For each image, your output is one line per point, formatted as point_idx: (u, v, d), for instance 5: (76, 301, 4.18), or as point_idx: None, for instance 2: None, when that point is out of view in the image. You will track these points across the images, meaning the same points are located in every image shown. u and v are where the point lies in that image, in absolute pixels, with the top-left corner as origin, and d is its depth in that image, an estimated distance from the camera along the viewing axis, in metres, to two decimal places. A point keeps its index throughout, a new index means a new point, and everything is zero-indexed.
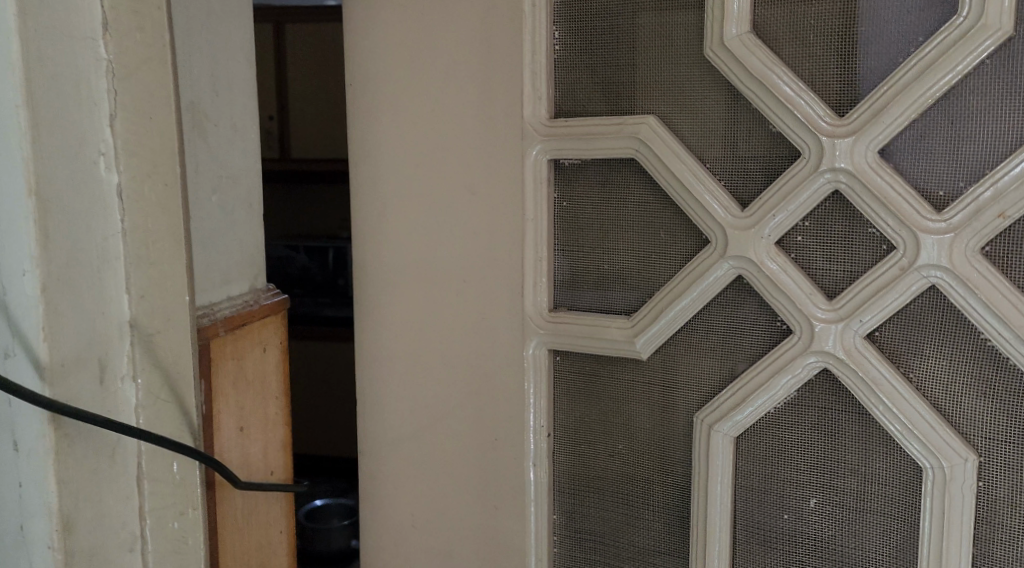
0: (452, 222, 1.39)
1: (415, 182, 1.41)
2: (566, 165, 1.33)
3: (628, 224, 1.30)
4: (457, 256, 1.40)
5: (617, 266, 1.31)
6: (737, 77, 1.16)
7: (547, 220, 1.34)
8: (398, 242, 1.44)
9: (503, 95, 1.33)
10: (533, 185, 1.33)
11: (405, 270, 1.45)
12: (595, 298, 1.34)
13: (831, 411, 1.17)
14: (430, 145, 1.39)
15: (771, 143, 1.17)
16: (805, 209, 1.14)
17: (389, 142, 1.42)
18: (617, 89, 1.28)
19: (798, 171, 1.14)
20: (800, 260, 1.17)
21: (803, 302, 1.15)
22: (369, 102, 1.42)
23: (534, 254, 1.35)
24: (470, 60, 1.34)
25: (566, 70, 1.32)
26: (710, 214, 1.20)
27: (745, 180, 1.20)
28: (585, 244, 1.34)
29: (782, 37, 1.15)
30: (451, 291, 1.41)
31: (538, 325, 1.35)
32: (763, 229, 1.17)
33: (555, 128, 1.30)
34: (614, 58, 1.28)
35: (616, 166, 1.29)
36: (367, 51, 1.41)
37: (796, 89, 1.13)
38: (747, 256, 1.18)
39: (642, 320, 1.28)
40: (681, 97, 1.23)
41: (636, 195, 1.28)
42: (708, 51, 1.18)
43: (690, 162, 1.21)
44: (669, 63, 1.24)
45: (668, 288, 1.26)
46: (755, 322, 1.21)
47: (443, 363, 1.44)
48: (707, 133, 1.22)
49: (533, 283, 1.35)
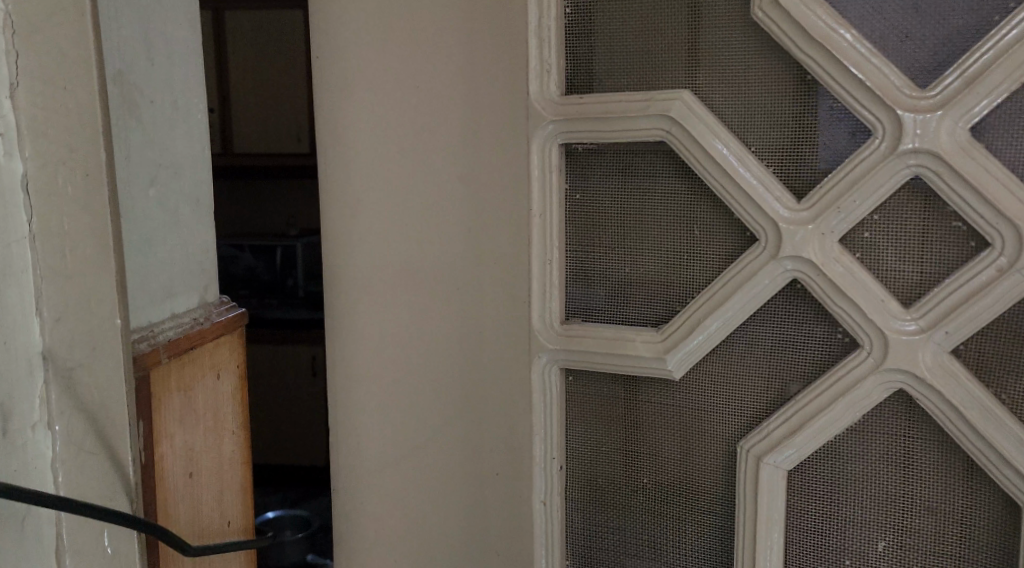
0: (442, 218, 1.17)
1: (397, 170, 1.19)
2: (578, 150, 1.13)
3: (656, 220, 1.10)
4: (447, 259, 1.18)
5: (643, 269, 1.12)
6: (791, 41, 0.97)
7: (557, 215, 1.14)
8: (376, 242, 1.21)
9: (504, 66, 1.12)
10: (540, 174, 1.13)
11: (383, 276, 1.22)
12: (615, 307, 1.14)
13: (905, 439, 0.99)
14: (415, 127, 1.17)
15: (830, 121, 0.98)
16: (877, 198, 0.96)
17: (365, 123, 1.19)
18: (641, 58, 1.07)
19: (868, 156, 0.95)
20: (867, 261, 0.98)
21: (874, 310, 0.96)
22: (337, 76, 1.19)
23: (542, 256, 1.14)
24: (462, 23, 1.12)
25: (579, 36, 1.11)
26: (759, 206, 1.01)
27: (799, 166, 1.01)
28: (603, 243, 1.14)
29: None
30: (440, 301, 1.19)
31: (547, 340, 1.15)
32: (824, 224, 0.98)
33: (568, 105, 1.10)
34: (638, 20, 1.07)
35: (640, 151, 1.10)
36: (336, 14, 1.18)
37: (866, 55, 0.94)
38: (804, 256, 0.99)
39: (675, 333, 1.08)
40: (720, 66, 1.03)
41: (665, 185, 1.09)
42: (756, 11, 0.99)
43: (733, 146, 1.02)
44: (705, 26, 1.04)
45: (706, 295, 1.07)
46: (811, 334, 1.02)
47: (430, 386, 1.22)
48: (751, 109, 1.02)
49: (541, 290, 1.15)
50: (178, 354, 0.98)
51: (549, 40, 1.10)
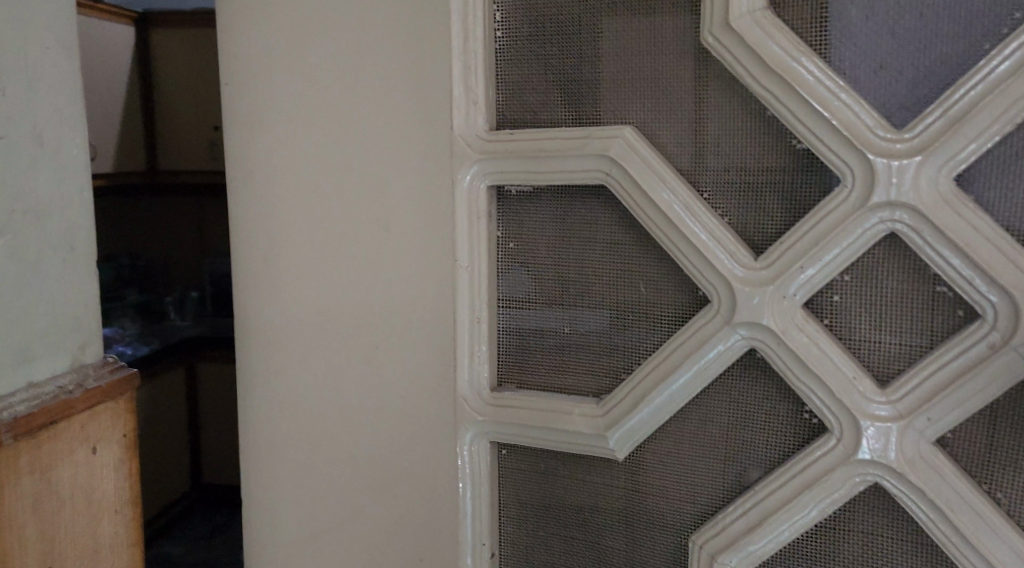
0: (359, 267, 1.03)
1: (307, 214, 1.04)
2: (511, 193, 0.98)
3: (597, 274, 0.95)
4: (364, 313, 1.03)
5: (583, 330, 0.97)
6: (745, 71, 0.82)
7: (487, 267, 0.99)
8: (286, 292, 1.07)
9: (424, 92, 0.96)
10: (467, 220, 0.98)
11: (296, 331, 1.07)
12: (552, 372, 0.99)
13: (882, 542, 0.84)
14: (328, 164, 1.02)
15: (792, 164, 0.84)
16: (847, 257, 0.81)
17: (272, 157, 1.05)
18: (579, 88, 0.93)
19: (836, 207, 0.80)
20: (836, 329, 0.83)
21: (844, 389, 0.81)
22: (243, 104, 1.05)
23: (469, 312, 1.00)
24: (378, 49, 0.98)
25: (510, 60, 0.96)
26: (710, 263, 0.86)
27: (757, 216, 0.86)
28: (539, 299, 0.99)
29: (814, 13, 0.81)
30: (357, 360, 1.05)
31: (475, 408, 1.00)
32: (785, 285, 0.83)
33: (496, 142, 0.95)
34: (576, 43, 0.92)
35: (578, 195, 0.95)
36: (239, 32, 1.03)
37: (833, 90, 0.80)
38: (763, 323, 0.84)
39: (617, 406, 0.93)
40: (668, 99, 0.89)
41: (607, 234, 0.94)
42: (706, 36, 0.84)
43: (682, 192, 0.87)
44: (651, 53, 0.89)
45: (653, 363, 0.91)
46: (772, 413, 0.87)
47: (348, 456, 1.07)
48: (703, 149, 0.88)
49: (468, 351, 1.00)
50: (27, 431, 0.86)
51: (476, 64, 0.95)
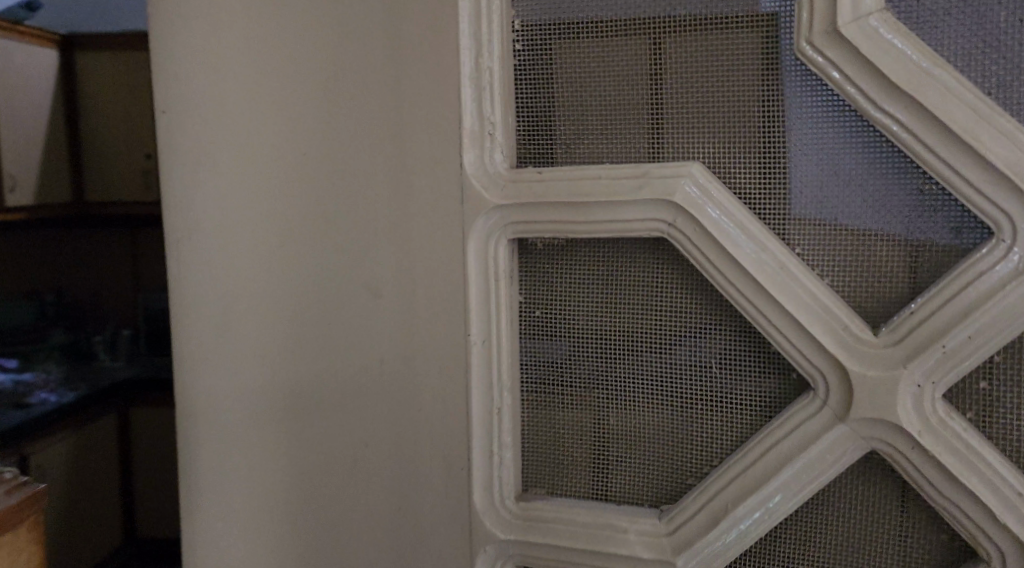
0: (340, 349, 0.78)
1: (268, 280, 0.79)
2: (536, 246, 0.76)
3: (652, 352, 0.74)
4: (347, 407, 0.79)
5: (634, 424, 0.75)
6: (861, 92, 0.63)
7: (509, 343, 0.77)
8: (241, 383, 0.81)
9: (432, 123, 0.75)
10: (481, 284, 0.75)
11: (252, 434, 0.81)
12: (595, 473, 0.77)
13: None
14: (297, 215, 0.78)
15: (917, 211, 0.65)
16: (1009, 335, 0.61)
17: (219, 206, 0.79)
18: (625, 113, 0.72)
19: (990, 270, 0.61)
20: (984, 424, 0.64)
21: (1005, 504, 0.62)
22: (182, 136, 0.79)
23: (486, 402, 0.77)
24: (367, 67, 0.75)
25: (531, 80, 0.74)
26: (815, 341, 0.66)
27: (870, 277, 0.66)
28: (574, 382, 0.77)
29: (943, 17, 0.62)
30: (341, 469, 0.80)
31: (496, 525, 0.77)
32: (920, 370, 0.63)
33: (520, 183, 0.73)
34: (618, 55, 0.71)
35: (627, 251, 0.73)
36: (175, 45, 0.78)
37: (985, 113, 0.60)
38: (894, 421, 0.64)
39: (686, 523, 0.72)
40: (744, 126, 0.68)
41: (665, 301, 0.73)
42: (802, 49, 0.64)
43: (773, 250, 0.67)
44: (722, 69, 0.69)
45: (734, 467, 0.70)
46: (901, 534, 0.67)
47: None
48: (795, 190, 0.68)
49: (485, 453, 0.77)
50: None
51: (491, 85, 0.73)
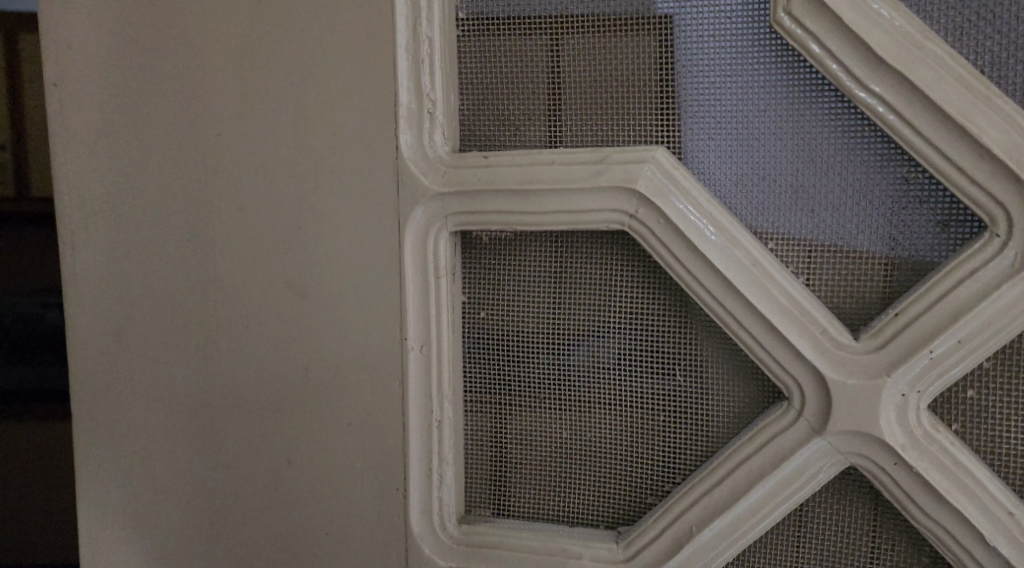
0: (260, 357, 0.69)
1: (176, 276, 0.69)
2: (481, 240, 0.68)
3: (608, 358, 0.66)
4: (268, 422, 0.69)
5: (588, 438, 0.68)
6: (843, 70, 0.56)
7: (451, 347, 0.68)
8: (147, 397, 0.71)
9: (363, 98, 0.65)
10: (421, 284, 0.67)
11: (160, 454, 0.71)
12: (544, 494, 0.69)
13: None
14: (211, 201, 0.68)
15: (900, 203, 0.59)
16: (1001, 338, 0.55)
17: (118, 194, 0.69)
18: (578, 92, 0.64)
19: (981, 266, 0.56)
20: (972, 437, 0.59)
21: (994, 525, 0.57)
22: (77, 115, 0.69)
23: (424, 414, 0.68)
24: (293, 34, 0.65)
25: (474, 53, 0.66)
26: (792, 347, 0.59)
27: (848, 275, 0.60)
28: (521, 392, 0.68)
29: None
30: (260, 493, 0.70)
31: (435, 552, 0.68)
32: (905, 379, 0.57)
33: (464, 169, 0.65)
34: (575, 27, 0.64)
35: (582, 245, 0.66)
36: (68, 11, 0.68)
37: (978, 93, 0.54)
38: (877, 435, 0.58)
39: (646, 546, 0.65)
40: (711, 107, 0.62)
41: (623, 301, 0.65)
42: (779, 21, 0.57)
43: (745, 244, 0.61)
44: (689, 45, 0.61)
45: (697, 483, 0.64)
46: (881, 558, 0.61)
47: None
48: (767, 180, 0.61)
49: (424, 472, 0.68)
50: None
51: (431, 59, 0.65)
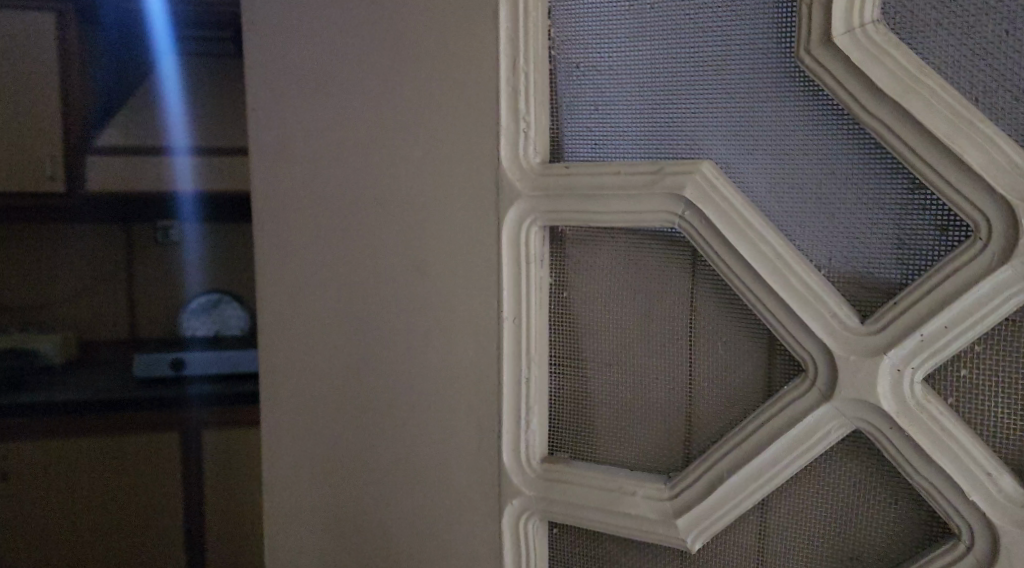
0: (393, 319, 0.90)
1: (337, 257, 0.92)
2: (565, 233, 0.83)
3: (666, 333, 0.80)
4: (399, 369, 0.90)
5: (648, 398, 0.82)
6: (850, 96, 0.67)
7: (538, 319, 0.84)
8: (317, 346, 0.95)
9: (472, 119, 0.83)
10: (514, 268, 0.83)
11: (325, 391, 0.95)
12: (613, 443, 0.84)
13: None
14: (361, 200, 0.90)
15: (907, 207, 0.67)
16: (983, 325, 0.64)
17: (299, 193, 0.93)
18: (643, 112, 0.78)
19: (965, 262, 0.64)
20: (965, 412, 0.67)
21: (974, 484, 0.65)
22: (274, 134, 0.93)
23: (515, 372, 0.84)
24: (422, 72, 0.84)
25: (563, 82, 0.81)
26: (804, 327, 0.70)
27: (861, 271, 0.70)
28: (597, 357, 0.84)
29: (936, 27, 0.65)
30: (393, 422, 0.91)
31: (522, 481, 0.85)
32: (899, 356, 0.67)
33: (550, 177, 0.80)
34: (643, 61, 0.78)
35: (645, 239, 0.79)
36: (270, 60, 0.92)
37: (963, 121, 0.63)
38: (873, 403, 0.68)
39: (686, 489, 0.78)
40: (750, 125, 0.73)
41: (679, 286, 0.79)
42: (801, 57, 0.68)
43: (772, 241, 0.72)
44: (733, 74, 0.73)
45: (732, 439, 0.76)
46: (886, 509, 0.71)
47: (383, 532, 0.93)
48: (796, 188, 0.72)
49: (514, 419, 0.85)
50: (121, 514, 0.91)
51: (526, 86, 0.80)
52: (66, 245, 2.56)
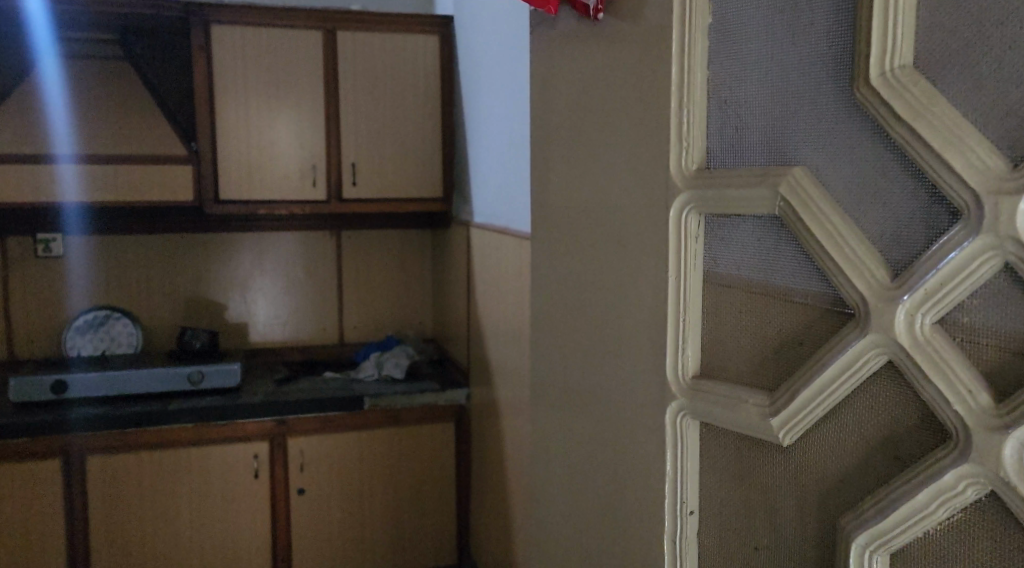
0: (607, 240, 1.28)
1: (581, 190, 1.33)
2: (717, 219, 1.14)
3: (777, 289, 1.09)
4: (607, 274, 1.28)
5: (766, 326, 1.11)
6: (883, 118, 0.94)
7: (695, 275, 1.16)
8: (567, 249, 1.37)
9: (648, 111, 1.18)
10: (677, 240, 1.16)
11: (570, 280, 1.37)
12: (747, 365, 1.13)
13: (999, 540, 0.90)
14: (594, 153, 1.29)
15: (932, 200, 0.92)
16: (968, 282, 0.88)
17: (563, 142, 1.36)
18: (762, 132, 1.08)
19: (952, 238, 0.89)
20: (966, 346, 0.91)
21: (958, 397, 0.90)
22: (553, 102, 1.38)
23: (676, 313, 1.17)
24: (625, 72, 1.21)
25: (712, 109, 1.13)
26: (852, 282, 0.98)
27: (897, 246, 0.96)
28: (739, 302, 1.13)
29: (952, 66, 0.90)
30: (604, 313, 1.30)
31: (677, 390, 1.18)
32: (910, 303, 0.93)
33: (698, 181, 1.12)
34: (765, 96, 1.08)
35: (767, 224, 1.09)
36: (554, 51, 1.37)
37: (956, 135, 0.88)
38: (893, 336, 0.94)
39: (781, 397, 1.07)
40: (830, 141, 1.01)
41: (787, 256, 1.07)
42: (855, 91, 0.97)
43: (838, 224, 1.00)
44: (821, 105, 1.02)
45: (810, 361, 1.04)
46: (913, 421, 0.96)
47: (595, 387, 1.34)
48: (856, 186, 0.99)
49: (674, 340, 1.18)
50: None
51: (687, 113, 1.13)
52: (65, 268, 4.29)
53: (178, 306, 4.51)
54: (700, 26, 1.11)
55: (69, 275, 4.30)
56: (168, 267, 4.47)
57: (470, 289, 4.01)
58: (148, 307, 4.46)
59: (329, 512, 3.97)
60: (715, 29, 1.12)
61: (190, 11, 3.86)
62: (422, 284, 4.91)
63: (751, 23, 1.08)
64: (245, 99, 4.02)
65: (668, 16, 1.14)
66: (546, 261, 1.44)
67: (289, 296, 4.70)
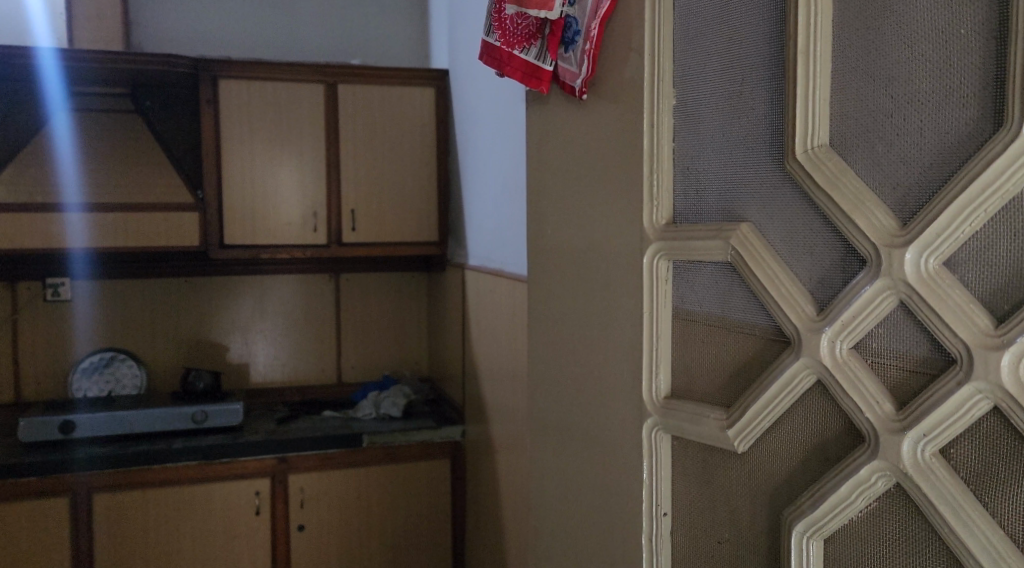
0: (589, 282, 1.51)
1: (569, 240, 1.56)
2: (682, 265, 1.38)
3: (731, 322, 1.33)
4: (590, 311, 1.51)
5: (724, 353, 1.34)
6: (807, 186, 1.19)
7: (665, 311, 1.39)
8: (557, 291, 1.60)
9: (623, 176, 1.42)
10: (649, 282, 1.40)
11: (559, 316, 1.60)
12: (709, 385, 1.36)
13: (905, 521, 1.12)
14: (579, 209, 1.53)
15: (846, 250, 1.17)
16: (874, 316, 1.12)
17: (553, 199, 1.60)
18: (716, 194, 1.33)
19: (861, 281, 1.13)
20: (875, 366, 1.14)
21: (869, 407, 1.13)
22: (544, 166, 1.62)
23: (650, 343, 1.40)
24: (604, 142, 1.46)
25: (677, 175, 1.37)
26: (788, 315, 1.22)
27: (822, 286, 1.20)
28: (702, 333, 1.37)
29: (857, 145, 1.15)
30: (589, 344, 1.52)
31: (652, 408, 1.41)
32: (831, 333, 1.16)
33: (666, 234, 1.37)
34: (718, 166, 1.32)
35: (722, 269, 1.33)
36: (545, 123, 1.62)
37: (861, 200, 1.12)
38: (820, 359, 1.18)
39: (735, 412, 1.30)
40: (769, 202, 1.26)
41: (738, 295, 1.31)
42: (786, 164, 1.22)
43: (777, 269, 1.24)
44: (761, 173, 1.27)
45: (758, 382, 1.27)
46: (838, 428, 1.18)
47: (581, 408, 1.56)
48: (790, 238, 1.23)
49: (647, 366, 1.41)
50: None
51: (657, 178, 1.37)
52: (77, 310, 4.49)
53: (182, 347, 4.70)
54: (666, 108, 1.36)
55: (81, 317, 4.50)
56: (173, 310, 4.67)
57: (463, 327, 4.24)
58: (154, 348, 4.64)
59: (326, 545, 4.13)
60: (677, 110, 1.37)
61: (199, 68, 4.12)
62: (416, 323, 5.13)
63: (706, 107, 1.34)
64: (251, 150, 4.27)
65: (639, 99, 1.39)
66: (538, 300, 1.67)
67: (289, 337, 4.90)
